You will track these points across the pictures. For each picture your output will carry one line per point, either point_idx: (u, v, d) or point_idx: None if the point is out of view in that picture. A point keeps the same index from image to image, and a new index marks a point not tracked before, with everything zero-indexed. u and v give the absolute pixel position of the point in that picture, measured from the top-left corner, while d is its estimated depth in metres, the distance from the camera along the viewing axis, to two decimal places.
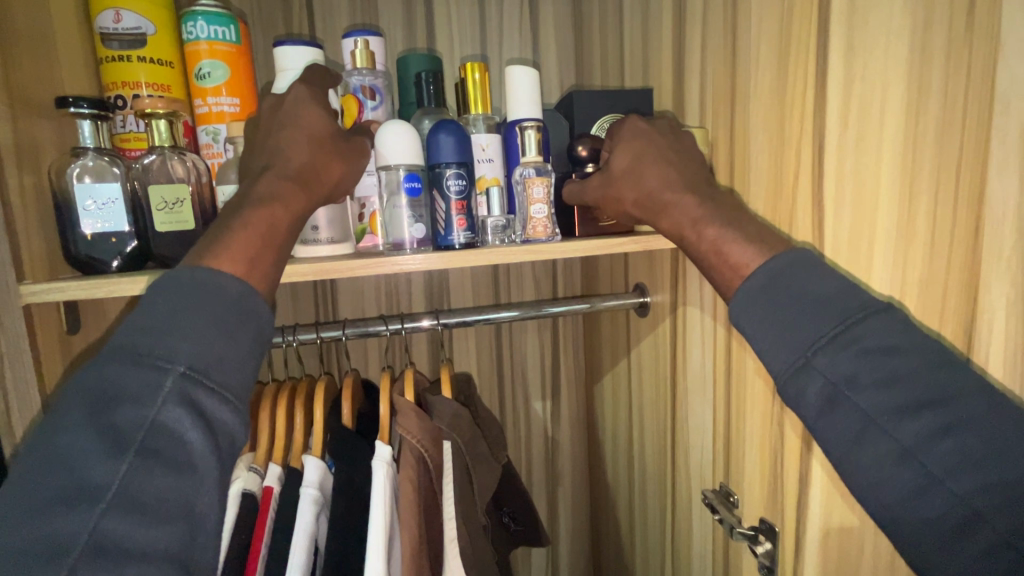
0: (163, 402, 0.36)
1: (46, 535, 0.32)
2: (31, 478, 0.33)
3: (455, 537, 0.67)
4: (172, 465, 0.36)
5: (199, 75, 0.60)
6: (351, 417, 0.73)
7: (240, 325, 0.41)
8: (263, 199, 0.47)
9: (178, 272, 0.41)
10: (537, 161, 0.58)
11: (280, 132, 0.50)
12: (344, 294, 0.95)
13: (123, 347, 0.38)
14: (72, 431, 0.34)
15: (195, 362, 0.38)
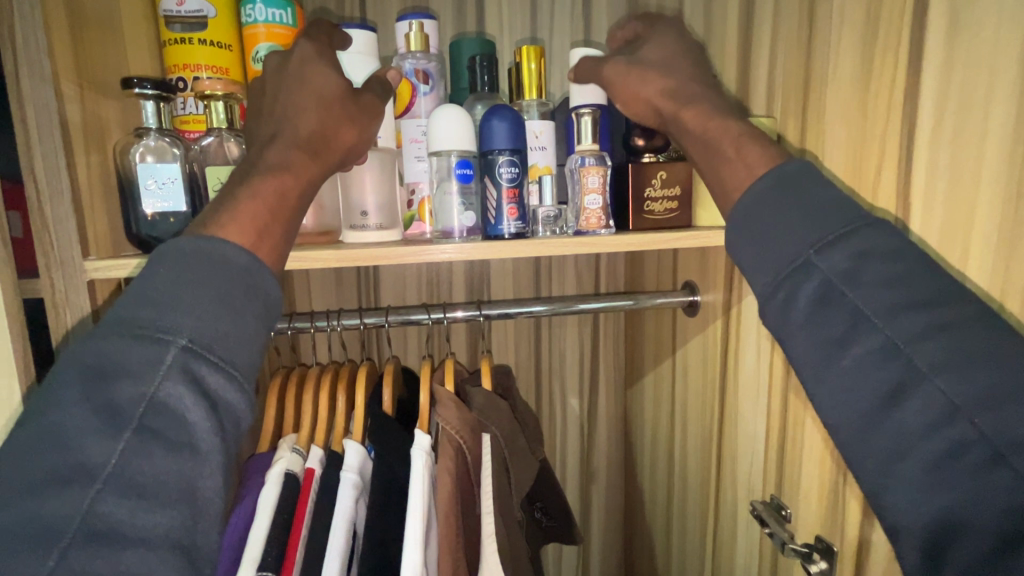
0: (164, 378, 0.35)
1: (36, 517, 0.31)
2: (24, 457, 0.32)
3: (493, 532, 0.66)
4: (170, 446, 0.35)
5: (256, 59, 0.60)
6: (392, 405, 0.73)
7: (244, 295, 0.40)
8: (272, 169, 0.46)
9: (174, 244, 0.40)
10: (595, 149, 0.57)
11: (288, 94, 0.49)
12: (386, 281, 0.96)
13: (121, 320, 0.36)
14: (67, 407, 0.33)
15: (196, 337, 0.37)
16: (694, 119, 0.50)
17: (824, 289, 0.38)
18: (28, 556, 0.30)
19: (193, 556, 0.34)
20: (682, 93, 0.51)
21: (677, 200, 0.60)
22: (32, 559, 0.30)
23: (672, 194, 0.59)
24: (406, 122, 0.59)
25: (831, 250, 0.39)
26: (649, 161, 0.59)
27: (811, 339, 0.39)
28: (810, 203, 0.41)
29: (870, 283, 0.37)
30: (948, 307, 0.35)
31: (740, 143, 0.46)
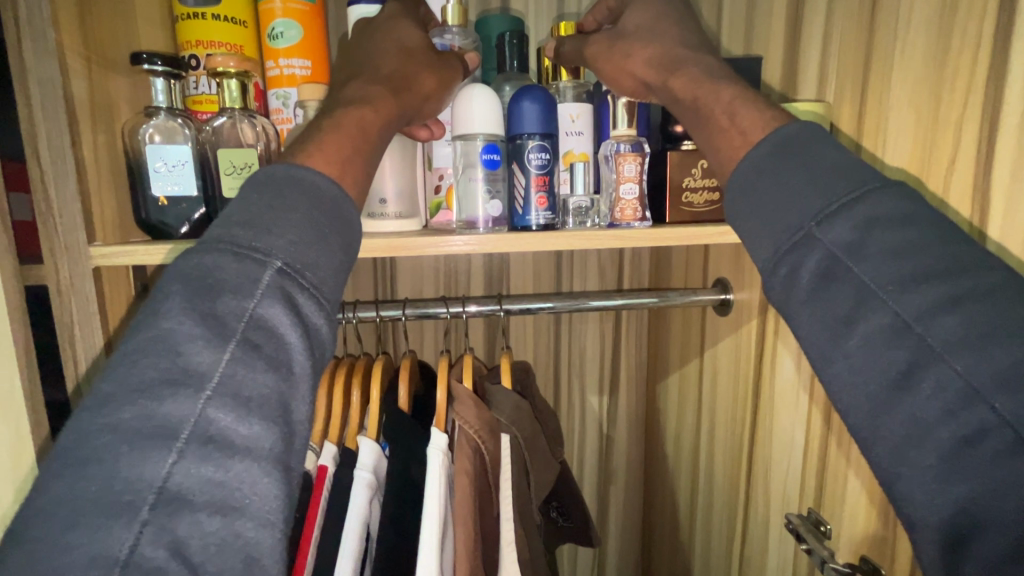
0: (262, 296, 0.34)
1: (149, 417, 0.29)
2: (133, 362, 0.31)
3: (512, 539, 0.63)
4: (269, 362, 0.33)
5: (272, 35, 0.57)
6: (407, 401, 0.71)
7: (331, 226, 0.38)
8: (353, 101, 0.45)
9: (262, 171, 0.39)
10: (632, 134, 0.53)
11: (371, 40, 0.49)
12: (403, 272, 0.93)
13: (220, 237, 0.35)
14: (173, 313, 0.32)
15: (292, 260, 0.36)
16: (684, 86, 0.46)
17: (827, 264, 0.35)
18: (148, 453, 0.29)
19: (289, 472, 0.33)
20: (670, 57, 0.47)
21: (718, 191, 0.55)
22: (152, 455, 0.29)
23: (713, 184, 0.55)
24: None
25: (834, 220, 0.35)
26: (689, 149, 0.55)
27: (825, 330, 0.35)
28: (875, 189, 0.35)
29: (941, 277, 0.32)
30: (1016, 303, 0.30)
31: (732, 110, 0.43)
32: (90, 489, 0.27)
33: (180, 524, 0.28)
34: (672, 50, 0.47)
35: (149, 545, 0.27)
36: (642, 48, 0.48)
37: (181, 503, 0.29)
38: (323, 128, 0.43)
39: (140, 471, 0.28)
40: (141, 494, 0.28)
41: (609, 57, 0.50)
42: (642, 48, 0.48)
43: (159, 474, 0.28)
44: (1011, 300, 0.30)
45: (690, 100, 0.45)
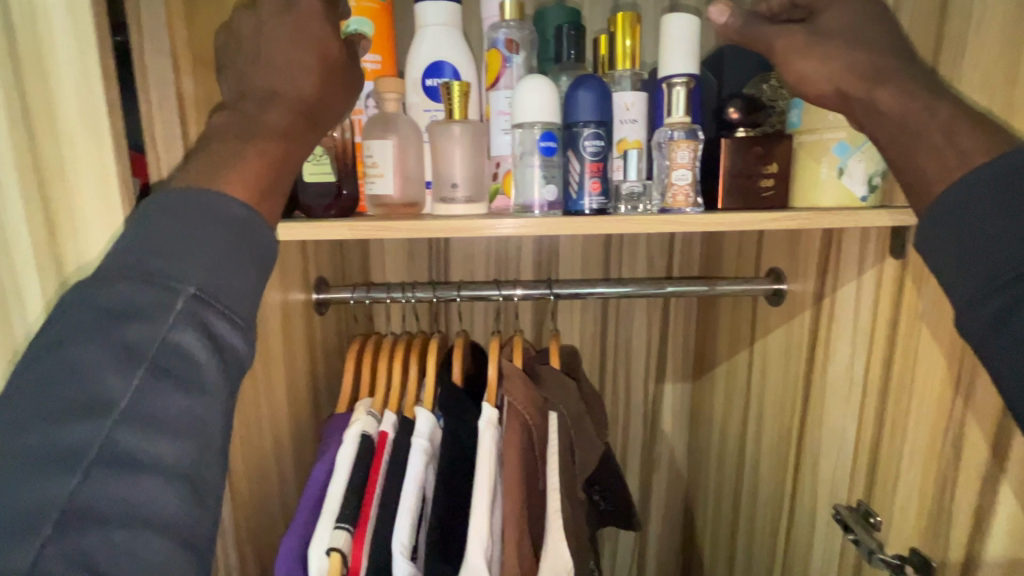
0: (173, 322, 0.33)
1: (54, 443, 0.29)
2: (32, 391, 0.30)
3: (559, 509, 0.65)
4: (182, 384, 0.32)
5: (347, 32, 0.61)
6: (460, 376, 0.76)
7: (239, 246, 0.37)
8: (270, 132, 0.44)
9: (165, 198, 0.37)
10: (687, 121, 0.51)
11: (293, 60, 0.47)
12: (456, 255, 0.98)
13: (126, 266, 0.34)
14: (81, 342, 0.31)
15: (205, 286, 0.35)
16: (893, 100, 0.43)
17: None
18: (50, 478, 0.28)
19: (201, 484, 0.32)
20: (876, 65, 0.44)
21: (775, 178, 0.55)
22: (53, 480, 0.28)
23: (769, 171, 0.55)
24: (495, 94, 0.57)
25: None
26: (743, 137, 0.55)
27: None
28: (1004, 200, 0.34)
29: None
30: None
31: (951, 127, 0.39)
32: None
33: (85, 538, 0.27)
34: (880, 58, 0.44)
35: (52, 558, 0.26)
36: (831, 52, 0.46)
37: (89, 519, 0.28)
38: (233, 154, 0.41)
39: (43, 497, 0.27)
40: (43, 513, 0.27)
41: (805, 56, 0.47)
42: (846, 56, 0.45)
43: (64, 493, 0.28)
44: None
45: (902, 115, 0.42)
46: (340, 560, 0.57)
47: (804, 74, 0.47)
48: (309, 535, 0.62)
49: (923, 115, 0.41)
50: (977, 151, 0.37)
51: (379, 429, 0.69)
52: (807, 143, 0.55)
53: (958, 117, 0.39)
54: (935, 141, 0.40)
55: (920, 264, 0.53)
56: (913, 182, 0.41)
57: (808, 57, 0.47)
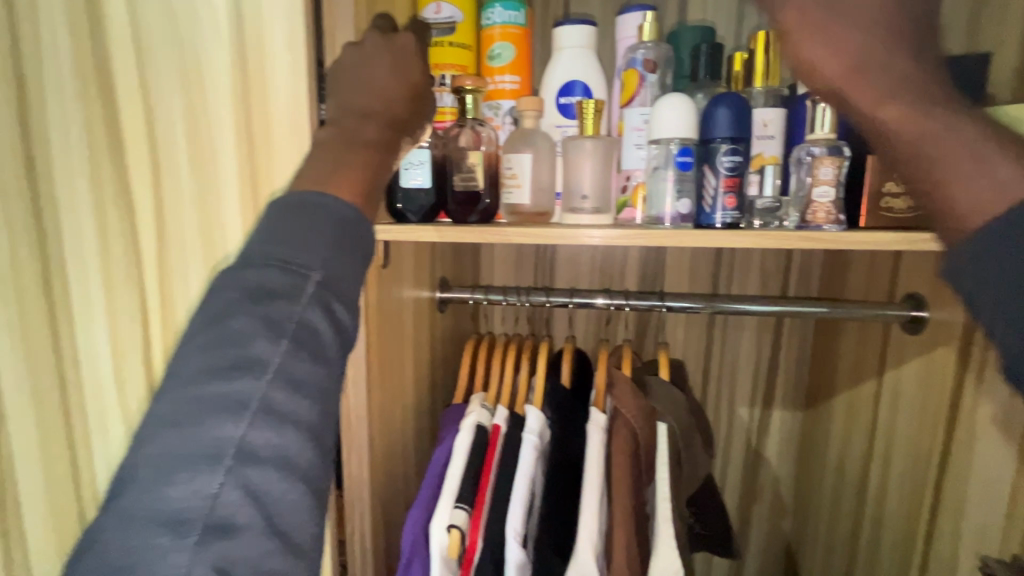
0: (307, 303, 0.39)
1: (219, 394, 0.36)
2: (205, 351, 0.37)
3: (670, 516, 0.63)
4: (313, 355, 0.39)
5: (491, 56, 0.67)
6: (570, 379, 0.81)
7: (349, 243, 0.44)
8: (370, 142, 0.50)
9: (294, 197, 0.44)
10: (832, 138, 0.50)
11: (385, 71, 0.53)
12: (562, 264, 1.01)
13: (267, 254, 0.40)
14: (236, 315, 0.38)
15: (326, 275, 0.41)
16: (902, 118, 0.42)
17: None
18: (218, 421, 0.35)
19: (320, 437, 0.39)
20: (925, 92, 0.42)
21: None
22: (222, 424, 0.35)
23: None
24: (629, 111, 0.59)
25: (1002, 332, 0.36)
26: None
27: None
28: None
29: None
30: None
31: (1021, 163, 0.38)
32: (177, 448, 0.34)
33: (251, 473, 0.35)
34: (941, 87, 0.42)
35: (231, 488, 0.34)
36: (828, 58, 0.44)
37: (251, 457, 0.35)
38: (339, 162, 0.48)
39: (212, 435, 0.35)
40: (222, 450, 0.35)
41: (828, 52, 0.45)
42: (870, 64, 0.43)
43: (234, 435, 0.35)
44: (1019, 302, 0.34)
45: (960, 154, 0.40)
46: (458, 537, 0.62)
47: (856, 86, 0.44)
48: (430, 511, 0.66)
49: (950, 138, 0.40)
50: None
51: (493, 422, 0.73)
52: None
53: (986, 142, 0.39)
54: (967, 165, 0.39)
55: None
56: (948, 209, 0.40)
57: (845, 69, 0.44)
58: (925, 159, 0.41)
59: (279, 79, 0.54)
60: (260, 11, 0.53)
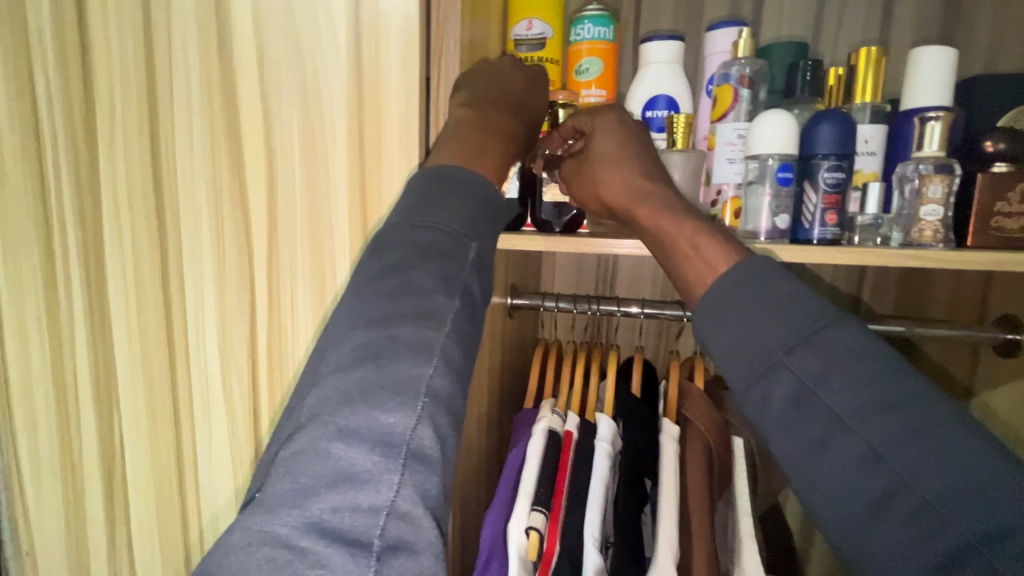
0: (468, 268, 0.45)
1: (411, 336, 0.41)
2: (391, 297, 0.42)
3: (753, 530, 0.62)
4: (456, 349, 0.43)
5: (578, 71, 0.69)
6: (639, 388, 0.81)
7: (495, 220, 0.49)
8: (507, 130, 0.55)
9: (457, 168, 0.49)
10: (941, 156, 0.50)
11: (512, 73, 0.59)
12: (625, 273, 1.02)
13: (435, 216, 0.46)
14: (417, 268, 0.43)
15: (483, 247, 0.47)
16: (649, 215, 0.51)
17: None
18: (392, 401, 0.39)
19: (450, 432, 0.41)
20: (636, 188, 0.53)
21: None
22: (416, 361, 0.40)
23: None
24: (722, 125, 0.59)
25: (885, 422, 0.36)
26: (1004, 172, 0.51)
27: None
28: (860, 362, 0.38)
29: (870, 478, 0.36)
30: None
31: (695, 242, 0.47)
32: (380, 377, 0.39)
33: (439, 412, 0.40)
34: (634, 180, 0.53)
35: (423, 425, 0.39)
36: (603, 171, 0.56)
37: (439, 400, 0.40)
38: (484, 140, 0.52)
39: (387, 417, 0.38)
40: (416, 386, 0.40)
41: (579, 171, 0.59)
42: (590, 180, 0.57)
43: (426, 374, 0.40)
44: (822, 429, 0.38)
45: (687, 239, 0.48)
46: (537, 539, 0.64)
47: (604, 182, 0.55)
48: (506, 514, 0.68)
49: (679, 228, 0.49)
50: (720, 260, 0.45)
51: (564, 428, 0.74)
52: None
53: (705, 236, 0.47)
54: (685, 252, 0.47)
55: None
56: (687, 289, 0.48)
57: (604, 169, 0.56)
58: (671, 243, 0.49)
59: (392, 100, 0.56)
60: (376, 32, 0.54)
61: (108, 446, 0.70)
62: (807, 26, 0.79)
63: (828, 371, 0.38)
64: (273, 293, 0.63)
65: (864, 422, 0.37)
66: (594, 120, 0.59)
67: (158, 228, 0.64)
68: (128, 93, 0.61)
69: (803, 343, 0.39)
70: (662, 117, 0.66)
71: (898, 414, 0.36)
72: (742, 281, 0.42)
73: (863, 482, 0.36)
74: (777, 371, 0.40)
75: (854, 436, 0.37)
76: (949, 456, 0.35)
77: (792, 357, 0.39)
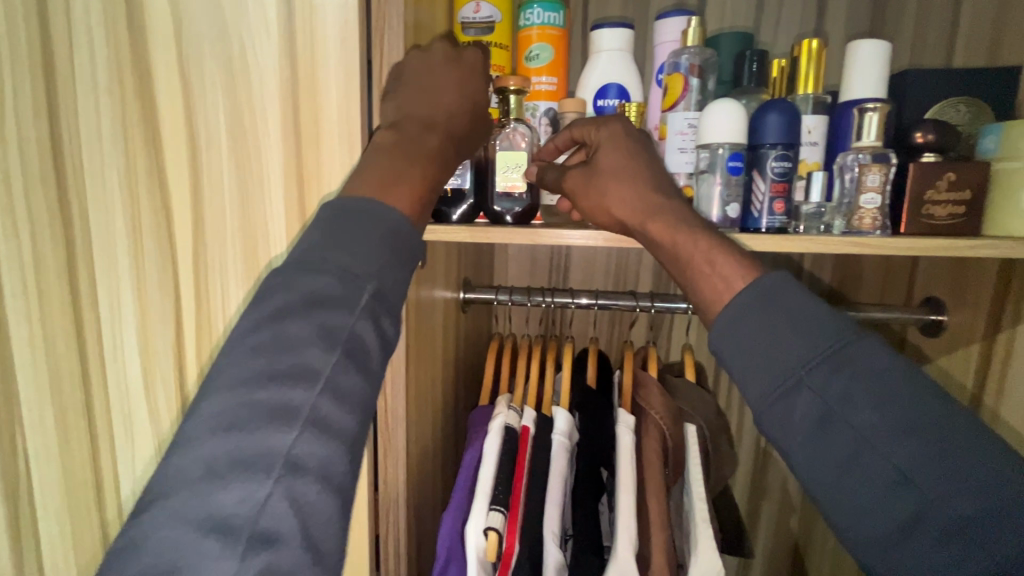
0: (360, 314, 0.40)
1: (272, 400, 0.37)
2: (262, 353, 0.38)
3: (708, 514, 0.64)
4: (354, 388, 0.39)
5: (528, 57, 0.67)
6: (595, 379, 0.82)
7: (409, 253, 0.44)
8: (431, 154, 0.50)
9: (355, 201, 0.44)
10: (878, 146, 0.52)
11: (440, 79, 0.53)
12: (577, 264, 1.02)
13: (320, 255, 0.41)
14: (292, 320, 0.39)
15: (381, 286, 0.42)
16: (662, 232, 0.51)
17: None
18: (240, 476, 0.35)
19: None
20: (647, 201, 0.52)
21: (968, 206, 0.53)
22: (274, 429, 0.36)
23: (960, 198, 0.53)
24: (673, 115, 0.58)
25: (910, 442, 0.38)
26: (932, 161, 0.54)
27: None
28: (892, 380, 0.39)
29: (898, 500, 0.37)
30: None
31: (710, 257, 0.48)
32: (229, 451, 0.35)
33: (296, 486, 0.35)
34: (646, 193, 0.52)
35: (275, 503, 0.34)
36: (612, 184, 0.54)
37: (298, 470, 0.36)
38: (395, 170, 0.47)
39: (229, 496, 0.34)
40: (270, 460, 0.35)
41: (582, 181, 0.56)
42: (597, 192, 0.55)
43: (283, 445, 0.36)
44: (847, 450, 0.39)
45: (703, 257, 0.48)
46: (497, 540, 0.61)
47: (612, 193, 0.54)
48: (465, 514, 0.66)
49: (694, 245, 0.49)
50: (735, 276, 0.46)
51: (520, 423, 0.72)
52: (1006, 170, 0.53)
53: (719, 250, 0.48)
54: (702, 269, 0.48)
55: None
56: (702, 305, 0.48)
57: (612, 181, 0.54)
58: (687, 259, 0.49)
59: (329, 81, 0.51)
60: (311, 10, 0.50)
61: (10, 468, 0.62)
62: (750, 17, 0.81)
63: (853, 390, 0.39)
64: (201, 292, 0.57)
65: (892, 442, 0.38)
66: (599, 130, 0.57)
67: (62, 223, 0.56)
68: (19, 67, 0.53)
69: (825, 361, 0.40)
70: (613, 106, 0.65)
71: (930, 441, 0.37)
72: (760, 297, 0.43)
73: (889, 502, 0.38)
74: (799, 389, 0.41)
75: (880, 459, 0.38)
76: (981, 477, 0.36)
77: (811, 376, 0.40)
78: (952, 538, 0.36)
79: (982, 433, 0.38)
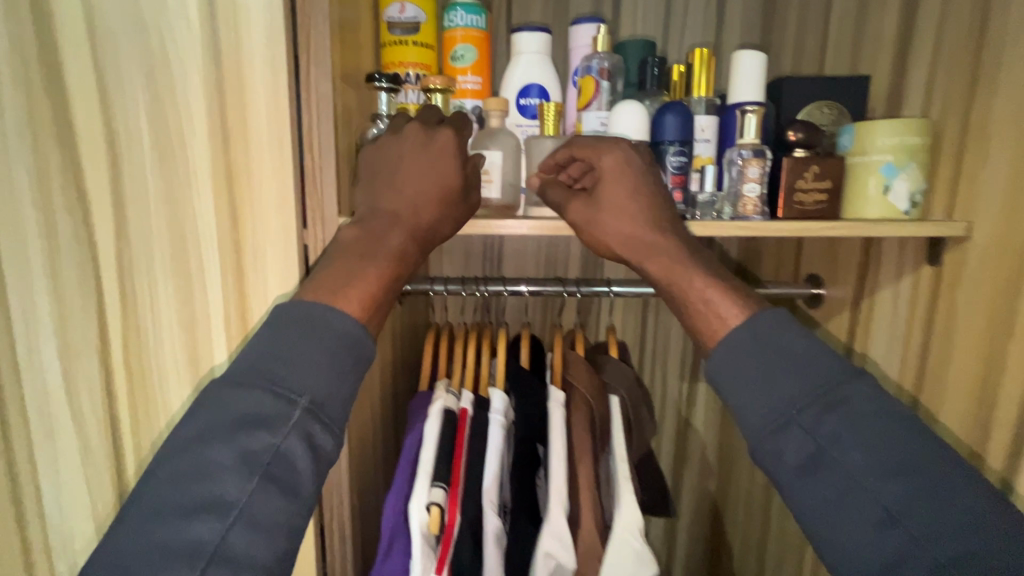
0: (288, 434, 0.46)
1: (185, 535, 0.42)
2: (188, 478, 0.44)
3: (629, 475, 0.72)
4: (279, 486, 0.45)
5: (454, 57, 0.71)
6: (528, 361, 0.87)
7: (348, 364, 0.50)
8: (393, 252, 0.55)
9: (300, 309, 0.50)
10: (756, 143, 0.60)
11: (405, 168, 0.57)
12: (509, 254, 1.07)
13: (253, 375, 0.47)
14: (217, 446, 0.45)
15: (315, 399, 0.48)
16: (661, 272, 0.57)
17: None
18: None
19: None
20: (639, 242, 0.58)
21: (827, 194, 0.64)
22: (182, 566, 0.41)
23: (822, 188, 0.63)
24: (588, 113, 0.65)
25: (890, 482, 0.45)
26: (801, 155, 0.64)
27: None
28: (862, 415, 0.47)
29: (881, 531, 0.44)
30: None
31: (706, 298, 0.55)
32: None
33: None
34: (641, 234, 0.58)
35: None
36: (614, 220, 0.59)
37: None
38: (350, 275, 0.52)
39: None
40: None
41: (586, 213, 0.60)
42: (615, 230, 0.59)
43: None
44: (834, 487, 0.46)
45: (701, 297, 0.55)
46: (439, 513, 0.65)
47: (605, 229, 0.59)
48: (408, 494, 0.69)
49: (690, 285, 0.56)
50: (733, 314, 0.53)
51: (459, 406, 0.76)
52: (858, 164, 0.64)
53: (712, 290, 0.55)
54: (699, 308, 0.55)
55: (957, 267, 0.64)
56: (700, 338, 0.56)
57: (601, 218, 0.59)
58: (683, 298, 0.56)
59: (257, 82, 0.54)
60: (236, 15, 0.52)
61: None
62: (657, 23, 0.89)
63: (840, 430, 0.47)
64: (126, 294, 0.56)
65: (880, 483, 0.45)
66: (601, 156, 0.59)
67: None
68: None
69: (816, 401, 0.48)
70: (535, 105, 0.70)
71: (908, 477, 0.45)
72: (734, 344, 0.52)
73: (874, 533, 0.44)
74: (790, 427, 0.48)
75: (856, 488, 0.46)
76: (936, 509, 0.44)
77: (803, 416, 0.48)
78: (912, 556, 0.43)
79: (944, 474, 0.45)
